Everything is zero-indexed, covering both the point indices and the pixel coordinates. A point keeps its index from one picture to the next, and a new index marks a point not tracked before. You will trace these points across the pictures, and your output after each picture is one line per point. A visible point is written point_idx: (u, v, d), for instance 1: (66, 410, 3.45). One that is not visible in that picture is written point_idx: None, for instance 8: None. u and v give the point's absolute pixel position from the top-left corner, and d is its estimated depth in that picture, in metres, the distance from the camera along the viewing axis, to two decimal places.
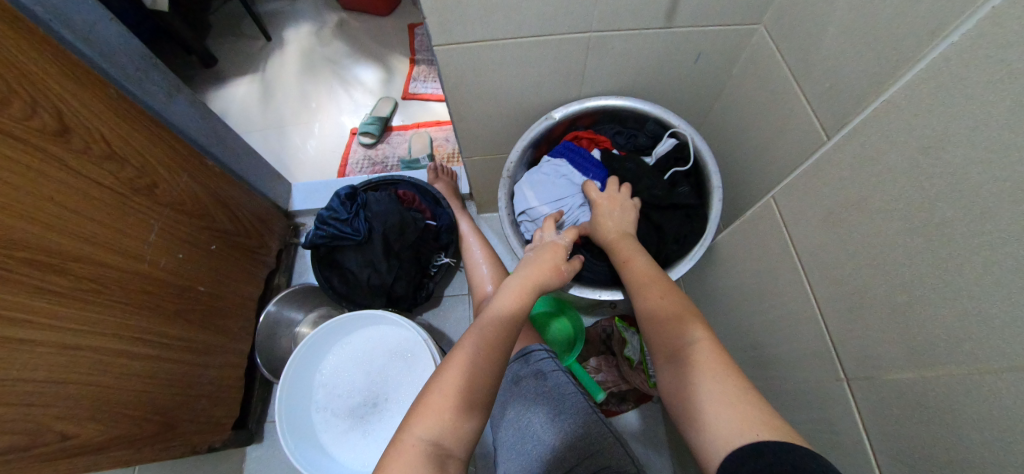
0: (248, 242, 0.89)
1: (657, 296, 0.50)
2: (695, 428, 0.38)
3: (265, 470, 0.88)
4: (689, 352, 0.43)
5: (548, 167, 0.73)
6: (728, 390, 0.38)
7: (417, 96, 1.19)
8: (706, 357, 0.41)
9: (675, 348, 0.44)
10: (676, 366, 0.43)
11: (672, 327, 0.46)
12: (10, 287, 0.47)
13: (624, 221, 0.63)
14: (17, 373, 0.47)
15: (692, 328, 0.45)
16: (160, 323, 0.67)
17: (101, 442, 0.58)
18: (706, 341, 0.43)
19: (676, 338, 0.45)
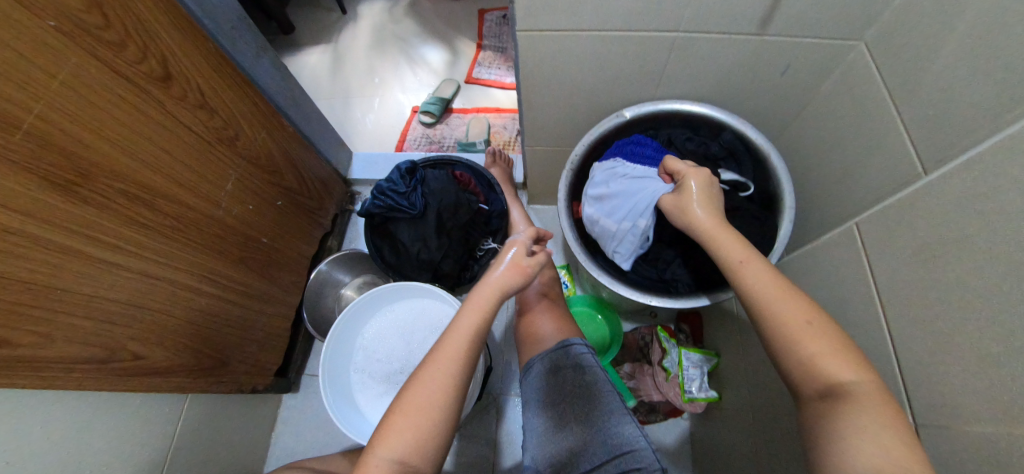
0: (309, 203, 0.94)
1: (802, 318, 0.42)
2: (830, 465, 0.36)
3: (298, 419, 0.93)
4: (842, 390, 0.38)
5: (601, 173, 0.67)
6: (885, 441, 0.34)
7: (480, 82, 1.20)
8: (863, 401, 0.37)
9: (825, 385, 0.39)
10: (822, 400, 0.39)
11: (819, 357, 0.39)
12: (104, 213, 0.51)
13: (712, 200, 0.56)
14: (98, 290, 0.52)
15: (840, 369, 0.38)
16: (227, 267, 0.72)
17: (164, 367, 0.62)
18: (867, 384, 0.38)
19: (827, 372, 0.39)
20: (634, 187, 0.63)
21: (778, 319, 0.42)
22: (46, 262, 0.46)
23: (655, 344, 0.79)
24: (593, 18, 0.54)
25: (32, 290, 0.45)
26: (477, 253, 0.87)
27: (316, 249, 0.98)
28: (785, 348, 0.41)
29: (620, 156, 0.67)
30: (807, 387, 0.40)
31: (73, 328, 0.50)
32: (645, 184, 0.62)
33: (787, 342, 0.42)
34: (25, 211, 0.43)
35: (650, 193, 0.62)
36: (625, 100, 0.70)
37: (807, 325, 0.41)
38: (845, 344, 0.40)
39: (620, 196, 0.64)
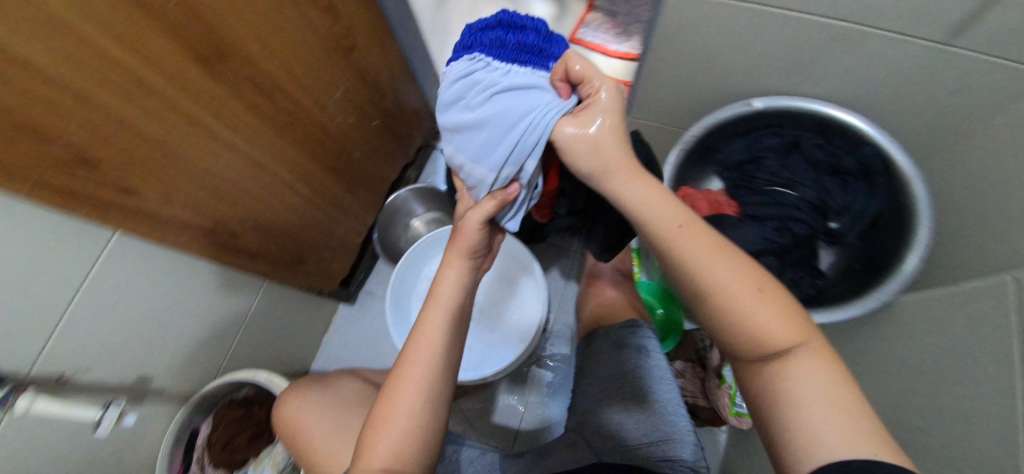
0: (399, 130, 0.94)
1: (755, 286, 0.39)
2: (785, 431, 0.37)
3: (348, 329, 0.99)
4: (786, 358, 0.38)
5: (456, 86, 0.44)
6: (847, 409, 0.35)
7: (583, 42, 1.15)
8: (810, 365, 0.38)
9: (770, 352, 0.38)
10: (771, 371, 0.39)
11: (763, 328, 0.38)
12: (231, 96, 0.54)
13: (604, 134, 0.41)
14: (213, 168, 0.56)
15: (781, 334, 0.38)
16: (321, 174, 0.75)
17: (252, 251, 0.67)
18: (805, 347, 0.38)
19: (767, 341, 0.38)
20: (503, 119, 0.42)
21: (722, 286, 0.39)
22: (177, 130, 0.49)
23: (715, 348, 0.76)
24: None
25: (163, 151, 0.49)
26: None
27: (397, 177, 1.00)
28: (727, 316, 0.39)
29: (479, 49, 0.44)
30: (750, 355, 0.40)
31: (189, 195, 0.55)
32: (517, 115, 0.42)
33: (733, 310, 0.39)
34: (168, 76, 0.45)
35: (541, 115, 0.41)
36: (760, 88, 0.64)
37: (757, 293, 0.39)
38: (778, 290, 0.40)
39: (495, 125, 0.43)
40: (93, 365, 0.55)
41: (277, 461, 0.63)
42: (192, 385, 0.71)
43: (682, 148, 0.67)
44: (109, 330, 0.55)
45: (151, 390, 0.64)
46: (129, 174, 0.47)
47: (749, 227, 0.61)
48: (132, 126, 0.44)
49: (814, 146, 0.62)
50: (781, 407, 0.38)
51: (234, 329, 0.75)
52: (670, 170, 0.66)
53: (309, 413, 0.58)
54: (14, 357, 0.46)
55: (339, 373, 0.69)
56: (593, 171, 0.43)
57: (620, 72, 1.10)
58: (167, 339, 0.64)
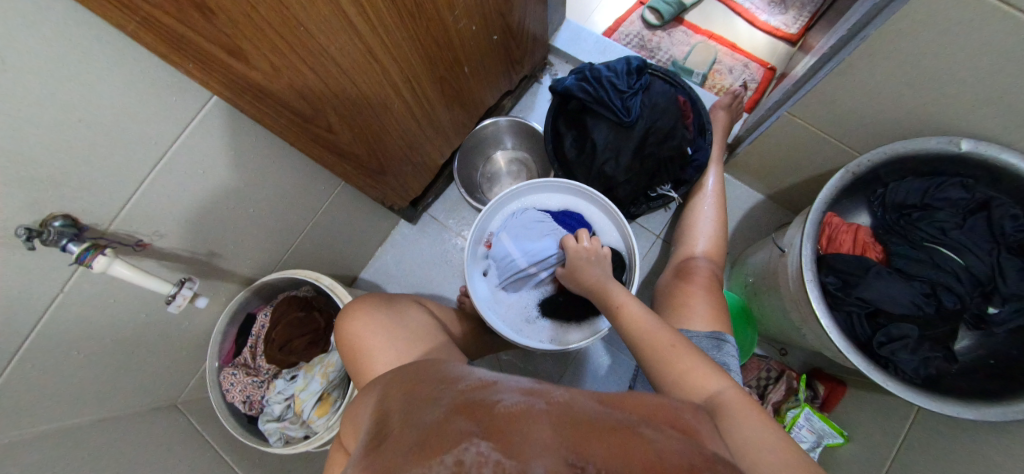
0: (514, 53, 0.83)
1: (668, 342, 0.46)
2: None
3: (405, 245, 0.98)
4: (716, 402, 0.38)
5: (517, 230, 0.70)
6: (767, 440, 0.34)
7: (728, 3, 1.04)
8: (735, 407, 0.38)
9: (699, 397, 0.40)
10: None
11: (689, 373, 0.42)
12: None
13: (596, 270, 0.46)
14: (331, 52, 0.48)
15: (706, 378, 0.41)
16: (425, 81, 0.66)
17: (344, 150, 0.62)
18: (732, 390, 0.40)
19: (697, 386, 0.41)
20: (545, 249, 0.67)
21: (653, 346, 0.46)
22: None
23: (781, 383, 0.75)
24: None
25: (286, 20, 0.40)
26: (650, 193, 0.78)
27: (494, 104, 0.91)
28: (662, 373, 0.44)
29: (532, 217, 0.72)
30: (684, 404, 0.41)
31: (299, 76, 0.47)
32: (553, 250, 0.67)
33: (662, 363, 0.45)
34: None
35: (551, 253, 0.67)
36: (973, 126, 0.53)
37: (671, 349, 0.45)
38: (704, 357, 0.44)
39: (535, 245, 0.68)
40: (168, 232, 0.52)
41: (328, 372, 0.67)
42: (253, 268, 0.70)
43: (852, 170, 0.57)
44: (190, 201, 0.52)
45: (216, 265, 0.63)
46: (244, 36, 0.38)
47: (895, 284, 0.54)
48: None
49: (1008, 215, 0.52)
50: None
51: (301, 224, 0.73)
52: (830, 189, 0.56)
53: (375, 338, 0.56)
54: (96, 209, 0.43)
55: (408, 299, 0.66)
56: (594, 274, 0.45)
57: (759, 48, 1.01)
58: (243, 219, 0.61)
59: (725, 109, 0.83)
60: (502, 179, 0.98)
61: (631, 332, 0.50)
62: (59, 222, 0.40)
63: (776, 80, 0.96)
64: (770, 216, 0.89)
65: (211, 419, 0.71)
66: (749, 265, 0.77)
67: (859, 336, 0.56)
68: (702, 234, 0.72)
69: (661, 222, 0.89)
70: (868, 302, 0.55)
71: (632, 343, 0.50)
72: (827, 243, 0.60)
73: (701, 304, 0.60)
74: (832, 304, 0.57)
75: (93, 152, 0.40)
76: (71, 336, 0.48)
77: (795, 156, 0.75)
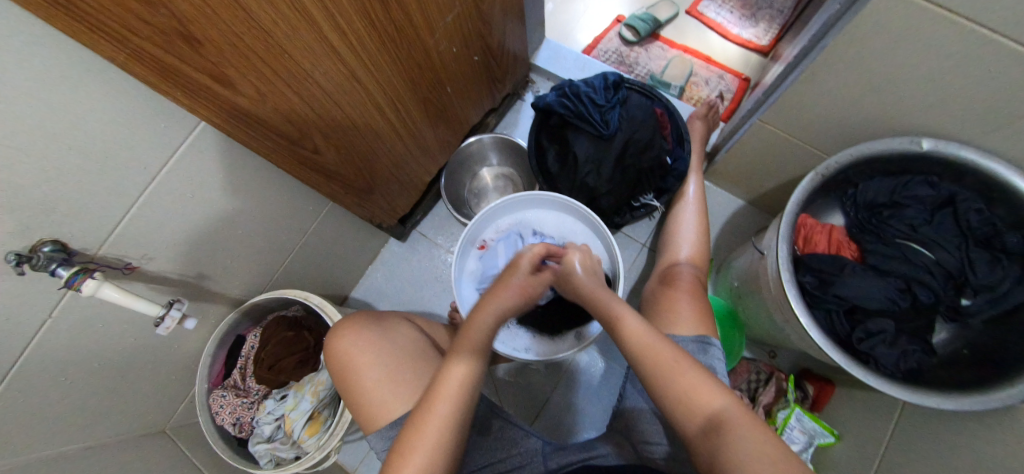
0: (497, 72, 0.87)
1: (670, 356, 0.45)
2: None
3: (395, 262, 0.98)
4: (721, 421, 0.40)
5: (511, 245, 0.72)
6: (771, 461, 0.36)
7: (701, 19, 1.08)
8: (740, 425, 0.39)
9: (706, 416, 0.41)
10: (710, 442, 0.40)
11: (692, 390, 0.42)
12: None
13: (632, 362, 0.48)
14: (315, 76, 0.50)
15: (710, 395, 0.42)
16: (409, 101, 0.68)
17: (330, 171, 0.64)
18: (734, 405, 0.41)
19: (698, 406, 0.42)
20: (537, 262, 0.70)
21: (651, 361, 0.45)
22: (287, 22, 0.41)
23: (770, 385, 0.75)
24: (1007, 16, 0.40)
25: (271, 47, 0.42)
26: (633, 202, 0.81)
27: (478, 121, 0.93)
28: (661, 389, 0.44)
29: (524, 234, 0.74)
30: (688, 422, 0.42)
31: (284, 100, 0.49)
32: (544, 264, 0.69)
33: (661, 377, 0.44)
34: None
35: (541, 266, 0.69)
36: (931, 126, 0.55)
37: (673, 363, 0.44)
38: (706, 372, 0.44)
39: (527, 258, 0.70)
40: (157, 255, 0.53)
41: (318, 390, 0.67)
42: (243, 289, 0.71)
43: (822, 172, 0.59)
44: (179, 225, 0.53)
45: (206, 287, 0.63)
46: (228, 64, 0.40)
47: (870, 280, 0.56)
48: (245, 10, 0.37)
49: (972, 209, 0.54)
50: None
51: (290, 243, 0.74)
52: (803, 191, 0.58)
53: (364, 354, 0.57)
54: (85, 233, 0.44)
55: (396, 316, 0.66)
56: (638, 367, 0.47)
57: (733, 60, 1.06)
58: (232, 240, 0.63)
59: (701, 119, 0.86)
60: (489, 194, 1.00)
61: (627, 347, 0.48)
62: (49, 247, 0.41)
63: (750, 89, 1.00)
64: (753, 220, 0.91)
65: (201, 444, 0.70)
66: (733, 269, 0.78)
67: (840, 333, 0.57)
68: (686, 240, 0.74)
69: (646, 230, 0.91)
70: (847, 300, 0.56)
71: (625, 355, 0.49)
72: (804, 244, 0.62)
73: (685, 307, 0.61)
74: (812, 303, 0.59)
75: (82, 179, 0.41)
76: (59, 361, 0.48)
77: (770, 161, 0.78)
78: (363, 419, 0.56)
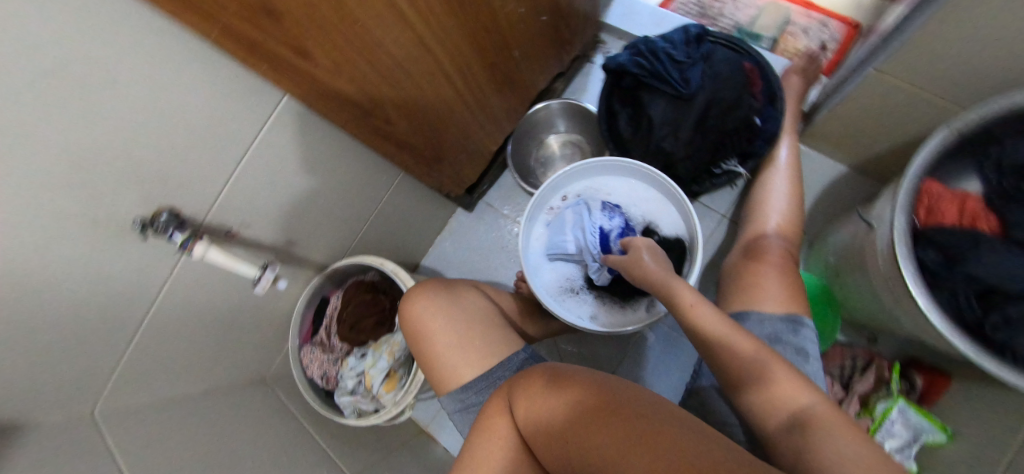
0: (565, 32, 0.81)
1: (751, 349, 0.42)
2: None
3: (461, 232, 1.00)
4: (807, 417, 0.36)
5: (579, 214, 0.70)
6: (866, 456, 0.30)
7: None
8: (829, 423, 0.34)
9: (791, 412, 0.37)
10: (796, 438, 0.35)
11: (776, 382, 0.39)
12: None
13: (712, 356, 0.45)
14: (384, 46, 0.49)
15: (800, 391, 0.38)
16: (475, 67, 0.66)
17: (399, 141, 0.65)
18: (826, 405, 0.36)
19: (784, 400, 0.38)
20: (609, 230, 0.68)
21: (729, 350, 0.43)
22: None
23: (868, 374, 0.69)
24: None
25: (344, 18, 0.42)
26: (715, 169, 0.73)
27: (545, 86, 0.89)
28: (743, 383, 0.41)
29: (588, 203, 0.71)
30: (774, 418, 0.38)
31: (356, 72, 0.49)
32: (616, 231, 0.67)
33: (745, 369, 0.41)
34: None
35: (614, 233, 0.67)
36: None
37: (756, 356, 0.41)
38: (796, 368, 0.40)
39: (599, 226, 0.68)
40: (253, 222, 0.58)
41: (394, 351, 0.72)
42: (326, 255, 0.76)
43: (958, 128, 0.49)
44: (271, 195, 0.58)
45: (295, 252, 0.69)
46: (305, 38, 0.41)
47: (1017, 260, 0.46)
48: None
49: None
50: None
51: (366, 213, 0.77)
52: (927, 152, 0.49)
53: (435, 320, 0.59)
54: (195, 203, 0.49)
55: (465, 283, 0.67)
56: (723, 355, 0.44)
57: (841, 3, 0.90)
58: (316, 210, 0.67)
59: (799, 74, 0.75)
60: (555, 163, 0.97)
61: (703, 337, 0.46)
62: (164, 217, 0.45)
63: (862, 37, 0.85)
64: (857, 190, 0.80)
65: (296, 392, 0.78)
66: (831, 244, 0.70)
67: (967, 319, 0.49)
68: (774, 210, 0.66)
69: (727, 201, 0.83)
70: (978, 280, 0.47)
71: (703, 348, 0.46)
72: (926, 215, 0.53)
73: (773, 283, 0.55)
74: (931, 282, 0.51)
75: (190, 153, 0.45)
76: (181, 315, 0.56)
77: (888, 120, 0.66)
78: (435, 379, 0.59)
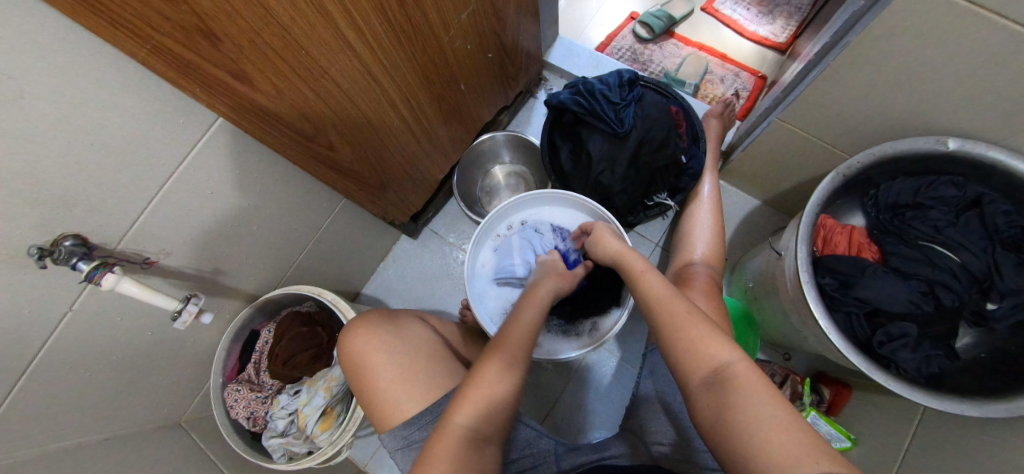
0: (511, 69, 0.86)
1: (684, 311, 0.45)
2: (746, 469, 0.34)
3: (407, 260, 0.99)
4: (728, 375, 0.38)
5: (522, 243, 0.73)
6: (780, 416, 0.34)
7: (717, 15, 1.07)
8: (745, 380, 0.38)
9: (712, 370, 0.40)
10: (717, 394, 0.38)
11: (702, 341, 0.42)
12: None
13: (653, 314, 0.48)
14: (331, 72, 0.50)
15: (725, 348, 0.40)
16: (423, 99, 0.69)
17: (344, 168, 0.64)
18: (745, 362, 0.39)
19: (709, 357, 0.40)
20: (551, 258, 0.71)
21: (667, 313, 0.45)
22: (305, 20, 0.42)
23: (785, 388, 0.74)
24: None
25: (288, 44, 0.43)
26: (648, 201, 0.80)
27: (491, 119, 0.93)
28: (674, 340, 0.43)
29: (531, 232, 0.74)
30: (693, 375, 0.41)
31: (300, 97, 0.49)
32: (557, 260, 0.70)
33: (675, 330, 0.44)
34: None
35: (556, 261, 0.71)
36: (957, 126, 0.54)
37: (688, 315, 0.44)
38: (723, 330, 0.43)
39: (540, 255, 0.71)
40: (174, 250, 0.54)
41: (331, 387, 0.67)
42: (257, 285, 0.71)
43: (844, 171, 0.57)
44: (196, 222, 0.54)
45: (222, 282, 0.64)
46: (246, 61, 0.41)
47: (892, 283, 0.53)
48: (264, 6, 0.38)
49: (999, 212, 0.53)
50: (736, 434, 0.35)
51: (304, 240, 0.74)
52: (822, 191, 0.57)
53: (377, 354, 0.57)
54: (106, 228, 0.45)
55: (408, 314, 0.66)
56: (663, 321, 0.46)
57: (749, 57, 1.04)
58: (248, 237, 0.63)
59: (717, 117, 0.85)
60: (501, 192, 0.99)
61: (646, 302, 0.49)
62: (70, 242, 0.41)
63: (767, 87, 0.98)
64: (769, 221, 0.90)
65: (215, 438, 0.71)
66: (749, 270, 0.77)
67: (860, 337, 0.54)
68: (700, 239, 0.73)
69: (659, 230, 0.90)
70: (866, 303, 0.54)
71: (648, 314, 0.49)
72: (823, 245, 0.60)
73: (701, 302, 0.61)
74: (830, 306, 0.56)
75: (103, 175, 0.42)
76: (80, 354, 0.49)
77: (788, 161, 0.76)
78: (374, 415, 0.57)
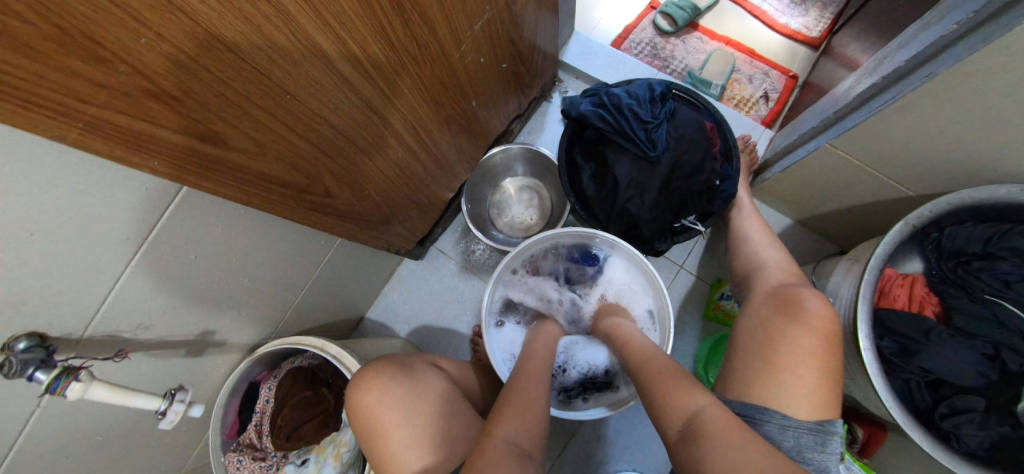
0: (524, 77, 0.76)
1: (657, 368, 0.50)
2: None
3: (413, 282, 0.92)
4: (698, 424, 0.41)
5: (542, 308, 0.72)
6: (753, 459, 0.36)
7: (745, 5, 0.95)
8: (715, 425, 0.40)
9: (683, 420, 0.42)
10: (692, 444, 0.40)
11: (676, 394, 0.45)
12: (365, 14, 0.37)
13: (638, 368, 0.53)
14: (327, 113, 0.42)
15: (698, 395, 0.43)
16: (431, 122, 0.60)
17: (344, 210, 0.56)
18: (715, 407, 0.42)
19: (681, 408, 0.43)
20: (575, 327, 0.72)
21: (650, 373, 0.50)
22: (291, 59, 0.33)
23: None
24: None
25: (271, 89, 0.34)
26: (675, 225, 0.72)
27: (504, 130, 0.84)
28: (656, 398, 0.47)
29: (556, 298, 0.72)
30: (671, 428, 0.43)
31: (288, 146, 0.41)
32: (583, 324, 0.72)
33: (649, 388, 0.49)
34: None
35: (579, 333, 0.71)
36: None
37: (658, 373, 0.49)
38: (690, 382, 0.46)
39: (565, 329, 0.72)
40: (155, 322, 0.47)
41: (341, 453, 0.65)
42: (253, 333, 0.65)
43: (914, 221, 0.51)
44: (176, 290, 0.47)
45: (214, 338, 0.58)
46: (223, 120, 0.32)
47: (960, 351, 0.49)
48: (237, 52, 0.28)
49: None
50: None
51: (301, 281, 0.67)
52: (888, 244, 0.51)
53: (388, 413, 0.52)
54: (66, 320, 0.37)
55: (421, 361, 0.61)
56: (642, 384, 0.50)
57: (779, 55, 0.94)
58: (238, 292, 0.56)
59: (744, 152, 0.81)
60: (512, 207, 0.91)
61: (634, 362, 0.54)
62: (24, 345, 0.34)
63: (799, 90, 0.90)
64: (801, 242, 0.84)
65: None
66: None
67: (918, 406, 0.52)
68: (766, 263, 0.63)
69: (686, 253, 0.84)
70: (929, 372, 0.51)
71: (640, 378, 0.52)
72: (880, 298, 0.56)
73: (808, 371, 0.46)
74: (888, 370, 0.54)
75: (55, 265, 0.34)
76: (59, 444, 0.43)
77: (832, 187, 0.69)
78: None
